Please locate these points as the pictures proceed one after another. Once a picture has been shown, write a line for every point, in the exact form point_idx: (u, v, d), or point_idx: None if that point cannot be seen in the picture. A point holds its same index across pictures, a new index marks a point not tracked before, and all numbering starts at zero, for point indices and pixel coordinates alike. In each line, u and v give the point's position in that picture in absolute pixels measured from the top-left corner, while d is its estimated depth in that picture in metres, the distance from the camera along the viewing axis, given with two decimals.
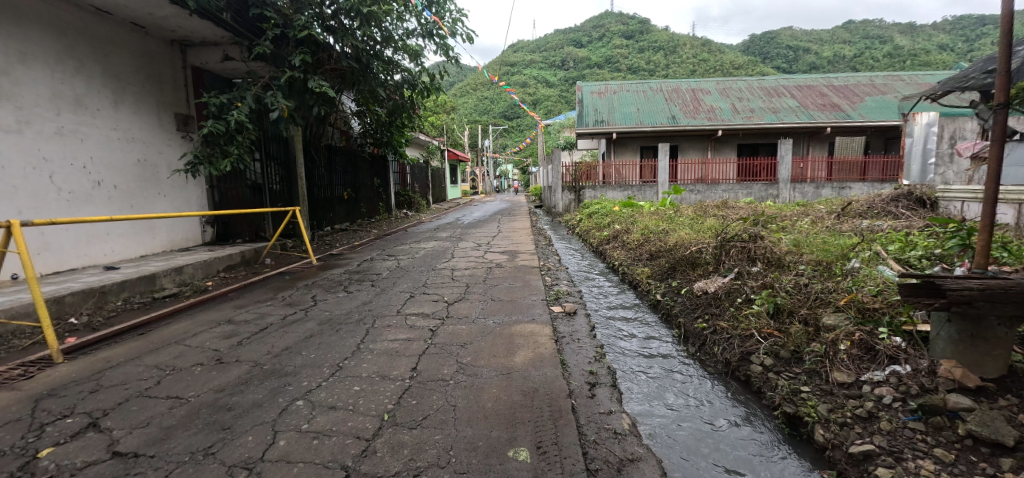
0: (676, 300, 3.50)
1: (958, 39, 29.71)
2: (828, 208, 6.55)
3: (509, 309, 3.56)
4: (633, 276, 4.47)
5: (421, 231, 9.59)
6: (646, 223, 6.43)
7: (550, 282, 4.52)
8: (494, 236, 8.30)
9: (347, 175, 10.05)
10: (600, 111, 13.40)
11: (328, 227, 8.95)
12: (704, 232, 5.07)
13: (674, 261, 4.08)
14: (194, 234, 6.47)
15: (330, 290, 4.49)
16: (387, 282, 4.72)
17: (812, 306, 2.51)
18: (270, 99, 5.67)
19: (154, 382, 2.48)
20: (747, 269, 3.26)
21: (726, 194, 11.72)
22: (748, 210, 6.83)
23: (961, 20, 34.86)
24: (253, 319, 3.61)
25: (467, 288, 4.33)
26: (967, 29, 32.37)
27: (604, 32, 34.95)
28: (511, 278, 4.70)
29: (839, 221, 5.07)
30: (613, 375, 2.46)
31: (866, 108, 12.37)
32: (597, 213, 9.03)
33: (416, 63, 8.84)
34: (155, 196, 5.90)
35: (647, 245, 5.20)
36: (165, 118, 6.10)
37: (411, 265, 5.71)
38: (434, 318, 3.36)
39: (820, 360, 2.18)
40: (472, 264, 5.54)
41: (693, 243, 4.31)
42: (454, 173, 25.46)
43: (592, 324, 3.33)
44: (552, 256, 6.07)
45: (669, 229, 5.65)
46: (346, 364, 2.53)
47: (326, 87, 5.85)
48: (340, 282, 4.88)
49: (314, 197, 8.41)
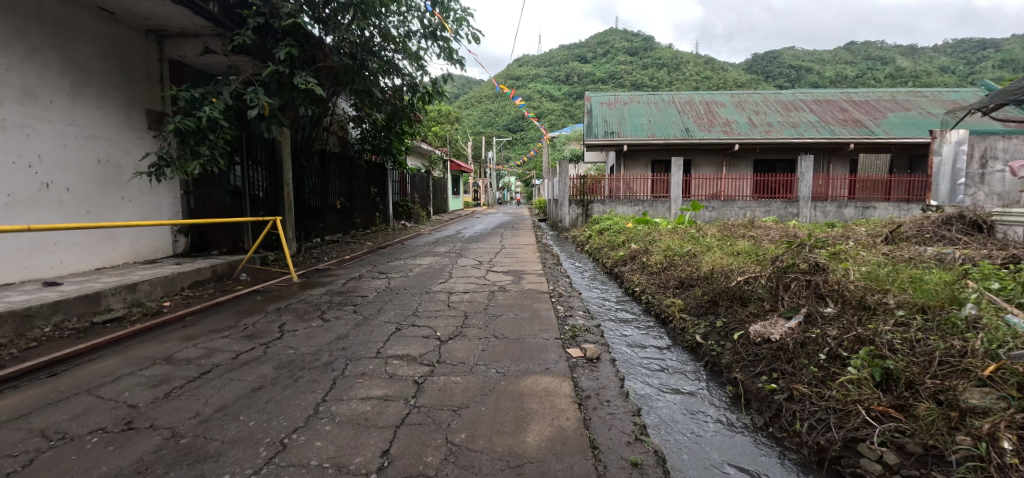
0: (725, 347, 2.79)
1: (960, 62, 29.63)
2: (869, 231, 5.86)
3: (516, 352, 2.84)
4: (663, 309, 3.75)
5: (418, 245, 8.91)
6: (668, 243, 5.72)
7: (562, 314, 3.81)
8: (496, 252, 7.62)
9: (341, 183, 9.41)
10: (610, 122, 12.83)
11: (318, 238, 8.28)
12: (741, 256, 4.37)
13: (715, 294, 3.39)
14: (163, 245, 5.80)
15: (303, 318, 3.78)
16: (372, 308, 4.01)
17: (938, 374, 1.82)
18: (250, 96, 5.04)
19: (26, 461, 1.78)
20: (819, 311, 2.58)
21: (743, 212, 11.03)
22: (781, 232, 6.12)
23: (963, 43, 34.87)
24: (198, 357, 2.90)
25: (465, 319, 3.62)
26: (971, 53, 32.38)
27: (609, 47, 34.79)
28: (516, 307, 3.99)
29: (897, 249, 4.37)
30: (665, 465, 1.76)
31: (889, 124, 11.76)
32: (608, 229, 8.35)
33: (418, 66, 8.28)
34: (118, 201, 5.26)
35: (674, 271, 4.50)
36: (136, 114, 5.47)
37: (403, 286, 4.99)
38: (422, 364, 2.65)
39: (980, 466, 1.47)
40: (472, 287, 4.83)
41: (735, 271, 3.61)
42: (456, 184, 24.90)
43: (620, 375, 2.61)
44: (562, 279, 5.38)
45: (698, 252, 4.94)
46: (292, 440, 1.83)
47: (313, 83, 5.23)
48: (318, 306, 4.18)
49: (302, 206, 7.75)
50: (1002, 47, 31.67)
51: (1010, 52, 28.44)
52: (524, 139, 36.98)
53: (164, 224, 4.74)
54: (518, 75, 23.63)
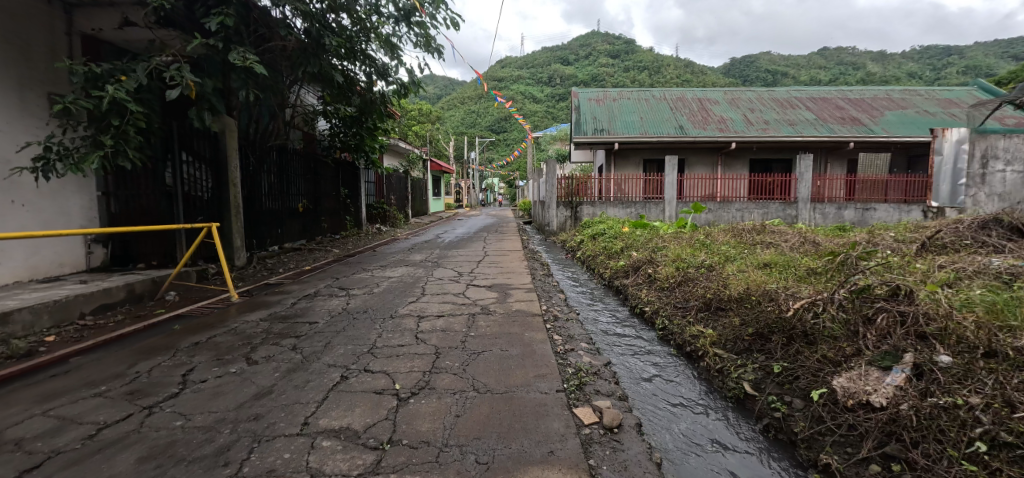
0: (794, 407, 2.02)
1: (926, 68, 30.23)
2: (896, 236, 5.21)
3: (504, 420, 2.00)
4: (688, 340, 2.97)
5: (393, 252, 7.98)
6: (678, 252, 4.94)
7: (562, 348, 2.98)
8: (478, 261, 6.77)
9: (305, 183, 8.39)
10: (599, 119, 12.12)
11: (276, 246, 7.27)
12: (776, 271, 3.62)
13: (762, 325, 2.62)
14: (72, 257, 4.77)
15: (222, 360, 2.87)
16: (317, 342, 3.11)
17: None
18: (172, 73, 4.08)
19: None
20: (931, 360, 1.84)
21: (740, 214, 10.47)
22: (799, 237, 5.41)
23: (929, 49, 35.80)
24: (36, 437, 1.98)
25: (436, 359, 2.76)
26: (935, 60, 33.27)
27: (591, 49, 34.31)
28: (503, 338, 3.13)
29: (951, 259, 3.68)
30: None
31: (888, 122, 11.32)
32: (602, 233, 7.56)
33: (392, 55, 7.38)
34: (9, 205, 4.17)
35: (692, 287, 3.74)
36: (44, 100, 4.50)
37: (363, 307, 4.10)
38: (364, 449, 1.77)
39: None
40: (448, 309, 3.97)
41: (781, 293, 2.84)
42: (437, 185, 23.85)
43: (656, 456, 1.80)
44: (556, 295, 4.56)
45: (715, 264, 4.19)
46: None
47: (252, 59, 4.24)
48: (249, 340, 3.26)
49: (258, 209, 6.74)
50: (965, 55, 32.69)
51: (975, 59, 29.16)
52: (506, 140, 36.07)
53: (69, 233, 3.73)
54: (500, 76, 22.83)
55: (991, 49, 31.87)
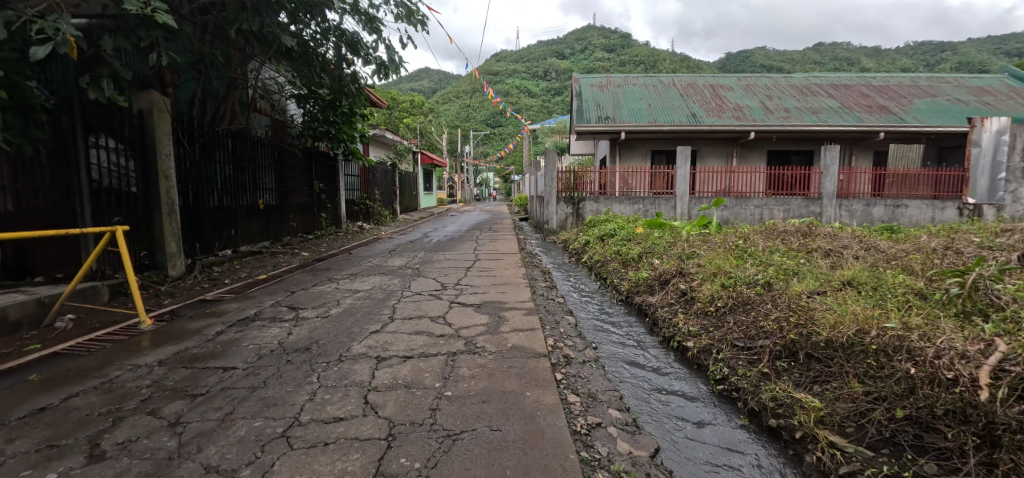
0: None
1: (921, 65, 29.63)
2: (981, 242, 4.19)
3: None
4: (777, 412, 1.95)
5: (370, 256, 6.91)
6: (717, 262, 3.90)
7: (583, 422, 1.95)
8: (467, 267, 5.73)
9: (270, 175, 7.29)
10: (603, 106, 11.07)
11: (229, 250, 6.17)
12: (877, 298, 2.59)
13: (919, 407, 1.61)
14: None
15: (48, 453, 1.81)
16: (215, 412, 2.06)
17: None
18: (41, 24, 2.97)
19: None
20: None
21: (758, 211, 9.51)
22: (860, 244, 4.39)
23: (924, 45, 35.16)
24: None
25: (387, 452, 1.71)
26: (931, 55, 32.74)
27: (587, 43, 33.13)
28: (496, 402, 2.11)
29: None
30: None
31: (919, 111, 10.34)
32: (612, 234, 6.52)
33: (370, 29, 6.29)
34: None
35: (753, 317, 2.72)
36: None
37: (310, 340, 3.06)
38: None
39: None
40: (423, 343, 2.94)
41: (929, 345, 1.81)
42: (429, 180, 22.64)
43: None
44: (564, 321, 3.53)
45: (777, 281, 3.17)
46: None
47: (155, 7, 3.15)
48: (119, 404, 2.21)
49: (205, 207, 5.66)
50: (961, 51, 32.34)
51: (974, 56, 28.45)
52: (501, 133, 34.85)
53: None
54: (495, 68, 21.70)
55: (992, 48, 31.01)
